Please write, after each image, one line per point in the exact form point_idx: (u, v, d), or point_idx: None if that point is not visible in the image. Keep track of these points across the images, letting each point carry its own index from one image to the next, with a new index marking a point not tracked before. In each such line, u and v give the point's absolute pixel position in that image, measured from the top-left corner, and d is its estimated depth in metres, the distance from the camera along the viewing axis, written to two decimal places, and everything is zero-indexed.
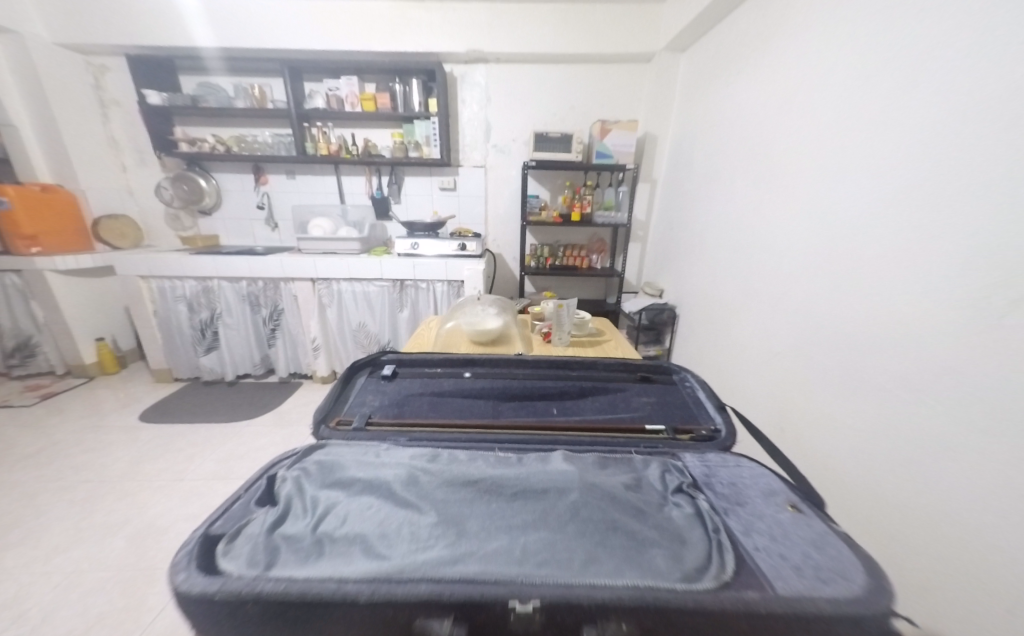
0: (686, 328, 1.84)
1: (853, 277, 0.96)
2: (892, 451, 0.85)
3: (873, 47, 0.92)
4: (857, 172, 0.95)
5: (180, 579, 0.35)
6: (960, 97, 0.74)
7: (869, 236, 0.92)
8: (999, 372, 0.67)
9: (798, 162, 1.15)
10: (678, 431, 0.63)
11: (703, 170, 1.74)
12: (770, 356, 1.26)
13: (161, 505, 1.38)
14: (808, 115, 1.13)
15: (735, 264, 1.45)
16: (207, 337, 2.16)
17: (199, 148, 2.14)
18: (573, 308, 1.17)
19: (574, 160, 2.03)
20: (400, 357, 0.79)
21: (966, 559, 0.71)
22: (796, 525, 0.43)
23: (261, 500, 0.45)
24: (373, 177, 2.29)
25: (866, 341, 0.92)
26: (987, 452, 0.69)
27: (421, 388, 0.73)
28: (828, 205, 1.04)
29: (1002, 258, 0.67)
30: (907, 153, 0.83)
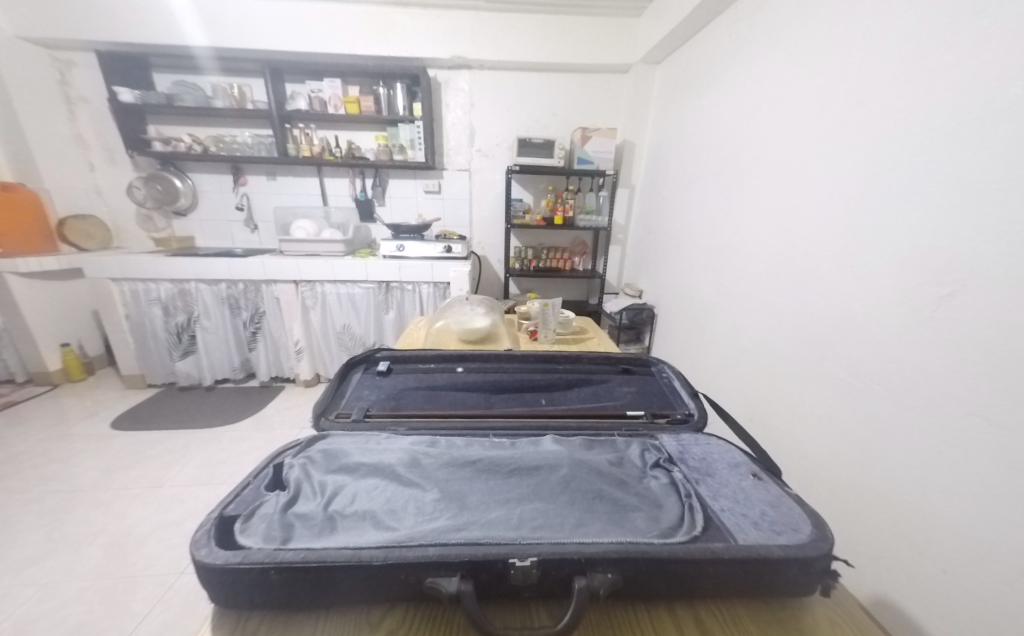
0: (664, 326, 1.93)
1: (812, 275, 1.05)
2: (848, 435, 0.93)
3: (827, 69, 1.02)
4: (814, 180, 1.05)
5: (203, 553, 0.37)
6: (897, 115, 0.85)
7: (825, 238, 1.01)
8: (933, 356, 0.77)
9: (763, 171, 1.25)
10: (657, 416, 0.68)
11: (678, 176, 1.83)
12: (740, 351, 1.34)
13: (140, 513, 1.35)
14: (771, 128, 1.22)
15: (708, 265, 1.55)
16: (183, 341, 2.09)
17: (175, 147, 2.09)
18: (558, 307, 1.22)
19: (556, 165, 2.10)
20: (394, 354, 0.82)
21: (912, 527, 0.79)
22: (757, 489, 0.48)
23: (271, 484, 0.48)
24: (357, 179, 2.29)
25: (823, 334, 1.01)
26: (925, 428, 0.78)
27: (415, 382, 0.76)
28: (790, 212, 1.13)
29: (934, 256, 0.77)
30: (855, 164, 0.94)
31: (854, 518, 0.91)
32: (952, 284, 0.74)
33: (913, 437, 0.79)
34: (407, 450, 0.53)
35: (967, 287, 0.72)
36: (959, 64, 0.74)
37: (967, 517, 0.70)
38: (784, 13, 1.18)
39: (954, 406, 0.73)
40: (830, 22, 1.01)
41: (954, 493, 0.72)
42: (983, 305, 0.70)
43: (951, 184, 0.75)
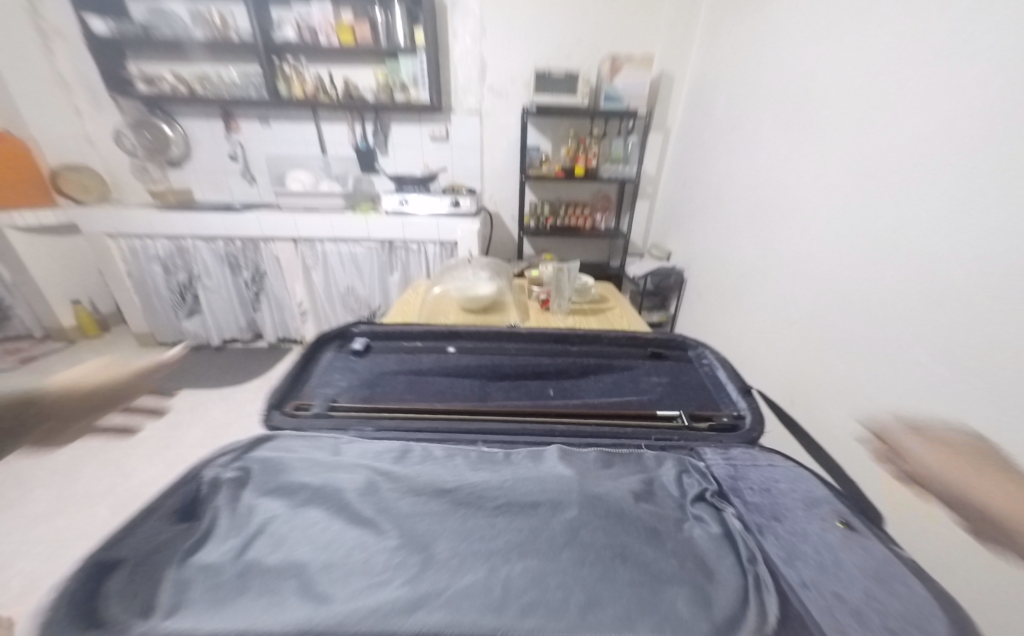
0: (695, 293, 1.73)
1: (880, 223, 0.79)
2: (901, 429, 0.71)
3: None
4: (906, 86, 0.76)
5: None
6: None
7: (908, 171, 0.74)
8: None
9: (838, 86, 0.95)
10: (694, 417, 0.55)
11: (726, 113, 1.54)
12: (779, 326, 1.14)
13: (146, 474, 1.34)
14: (855, 24, 0.90)
15: (754, 219, 1.29)
16: (187, 300, 2.04)
17: (159, 88, 1.91)
18: (575, 273, 1.06)
19: (579, 104, 1.81)
20: (373, 329, 0.69)
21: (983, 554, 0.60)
22: (846, 545, 0.36)
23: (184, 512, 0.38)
24: (357, 124, 2.07)
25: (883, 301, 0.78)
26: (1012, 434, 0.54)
27: (397, 365, 0.64)
28: (859, 146, 0.87)
29: None
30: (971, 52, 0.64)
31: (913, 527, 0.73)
32: None
33: None
34: (370, 465, 0.42)
35: None
36: None
37: None
38: None
39: None
40: None
41: None
42: None
43: None
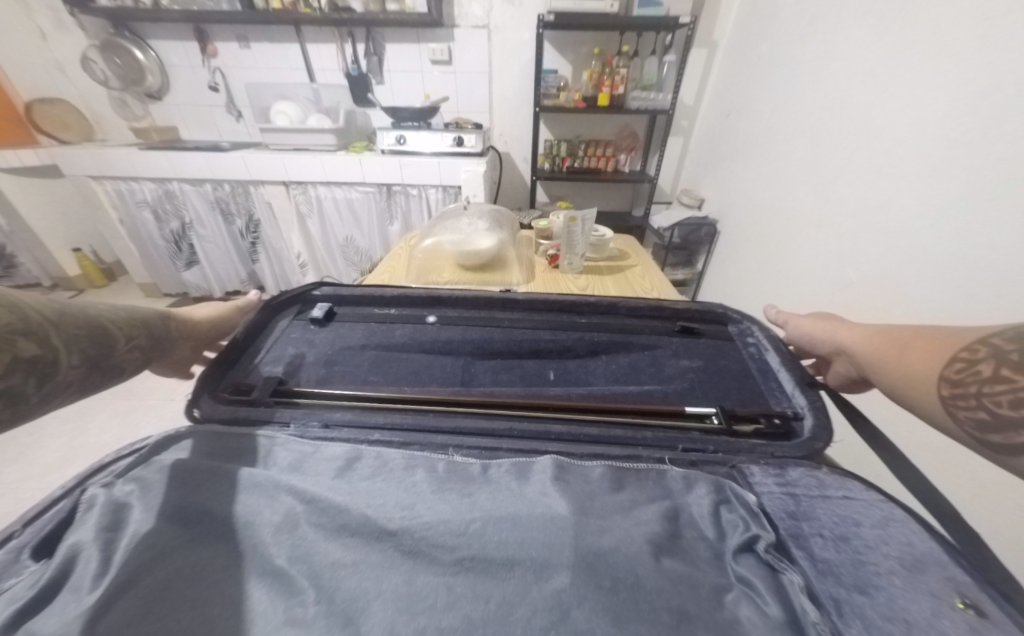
0: (727, 249, 1.54)
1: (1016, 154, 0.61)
2: None
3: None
4: None
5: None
6: None
7: None
8: None
9: None
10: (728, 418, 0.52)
11: (790, 19, 1.23)
12: (819, 282, 1.01)
13: (151, 427, 1.34)
14: None
15: (819, 134, 1.04)
16: (184, 250, 1.95)
17: (120, 0, 1.66)
18: (590, 224, 0.88)
19: (607, 12, 1.49)
20: (334, 296, 0.72)
21: None
22: (951, 620, 0.31)
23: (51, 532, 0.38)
24: (346, 44, 1.80)
25: (953, 298, 0.69)
26: None
27: (364, 338, 0.66)
28: (959, 101, 0.70)
29: None
30: None
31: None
32: None
33: None
34: (379, 505, 0.41)
35: None
36: None
37: None
38: None
39: None
40: None
41: None
42: None
43: None
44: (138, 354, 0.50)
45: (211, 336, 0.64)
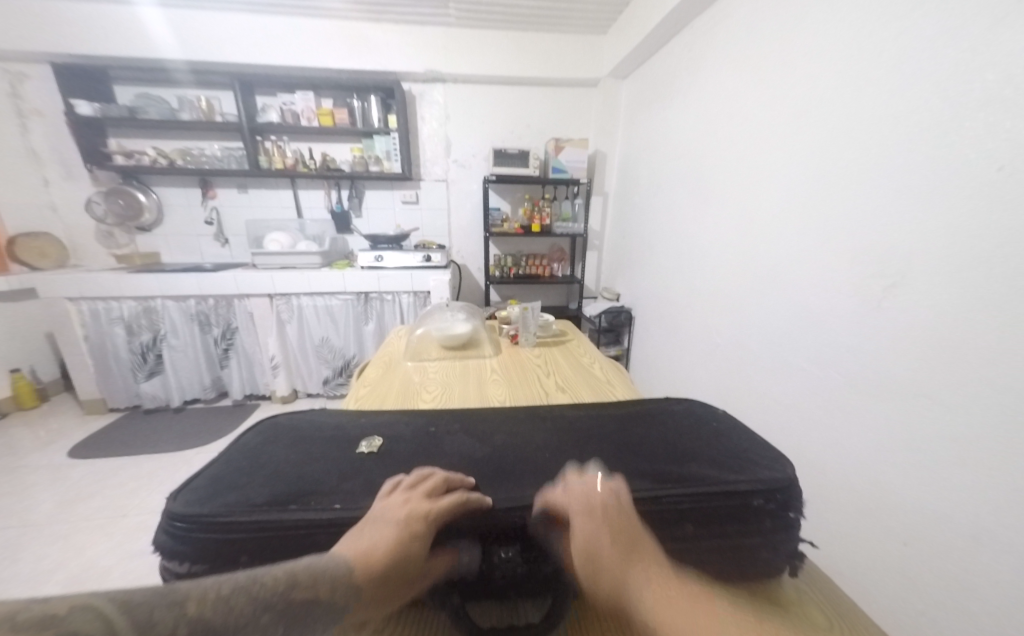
0: (643, 327, 2.00)
1: (786, 271, 1.09)
2: (830, 407, 0.94)
3: (789, 64, 1.08)
4: (831, 154, 0.95)
5: (159, 542, 0.41)
6: (885, 113, 0.83)
7: (821, 232, 0.98)
8: (873, 341, 0.85)
9: (772, 133, 1.14)
10: (800, 512, 0.46)
11: (649, 182, 1.93)
12: (708, 342, 1.45)
13: (101, 546, 1.24)
14: (794, 78, 1.06)
15: (690, 243, 1.57)
16: (149, 361, 1.98)
17: (139, 161, 2.02)
18: (537, 312, 1.25)
19: (532, 175, 2.15)
20: (221, 512, 0.40)
21: (908, 516, 0.77)
22: None
23: (243, 473, 0.47)
24: (332, 191, 2.28)
25: (829, 313, 0.95)
26: (905, 417, 0.78)
27: (328, 500, 0.43)
28: (787, 192, 1.09)
29: (869, 258, 0.86)
30: (879, 148, 0.84)
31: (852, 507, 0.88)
32: (888, 278, 0.82)
33: (872, 416, 0.84)
34: None
35: (906, 274, 0.79)
36: (911, 63, 0.78)
37: (951, 499, 0.70)
38: (739, 28, 1.28)
39: (895, 387, 0.80)
40: (782, 35, 1.10)
41: (904, 467, 0.78)
42: (913, 291, 0.77)
43: (906, 202, 0.79)
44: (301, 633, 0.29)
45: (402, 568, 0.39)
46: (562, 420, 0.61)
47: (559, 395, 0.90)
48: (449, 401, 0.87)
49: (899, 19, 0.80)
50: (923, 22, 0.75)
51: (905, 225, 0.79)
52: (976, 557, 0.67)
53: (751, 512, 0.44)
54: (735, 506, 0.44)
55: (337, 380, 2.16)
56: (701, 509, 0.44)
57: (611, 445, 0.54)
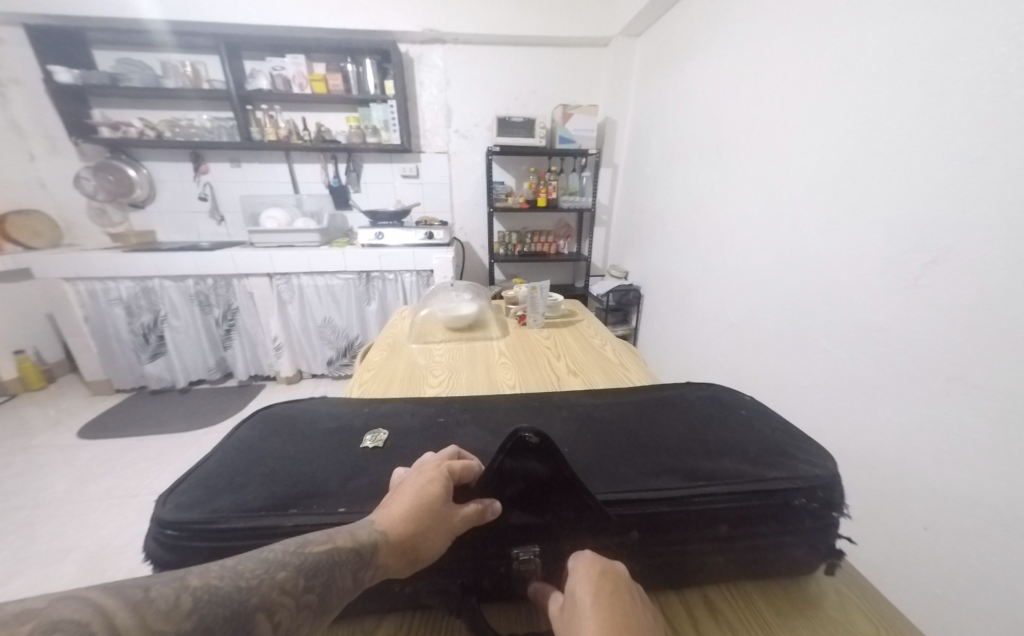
0: (652, 306, 1.95)
1: (813, 248, 1.02)
2: (855, 392, 0.91)
3: (828, 11, 0.96)
4: (872, 115, 0.86)
5: (152, 551, 0.38)
6: (939, 67, 0.74)
7: (857, 203, 0.91)
8: (905, 321, 0.80)
9: (803, 94, 1.05)
10: (843, 509, 0.42)
11: (662, 152, 1.83)
12: (724, 322, 1.40)
13: (115, 524, 1.25)
14: (830, 32, 0.96)
15: (705, 218, 1.50)
16: (151, 342, 1.96)
17: (125, 133, 1.93)
18: (546, 291, 1.21)
19: (537, 145, 2.04)
20: (217, 520, 0.37)
21: (935, 502, 0.74)
22: None
23: (239, 473, 0.44)
24: (329, 164, 2.18)
25: (861, 291, 0.89)
26: (936, 402, 0.74)
27: (332, 500, 0.40)
28: (819, 158, 1.00)
29: (910, 229, 0.79)
30: (931, 105, 0.75)
31: (872, 494, 0.86)
32: (930, 253, 0.76)
33: (902, 399, 0.80)
34: None
35: (949, 249, 0.73)
36: (974, 7, 0.69)
37: (983, 488, 0.67)
38: None
39: (928, 370, 0.76)
40: None
41: (933, 451, 0.75)
42: (957, 267, 0.72)
43: (958, 167, 0.71)
44: (319, 615, 0.28)
45: (424, 537, 0.36)
46: (580, 409, 0.57)
47: (571, 379, 0.87)
48: (457, 387, 0.84)
49: None
50: None
51: (955, 193, 0.72)
52: (1003, 542, 0.65)
53: (790, 511, 0.41)
54: (773, 506, 0.41)
55: (341, 361, 2.15)
56: (738, 509, 0.40)
57: (634, 437, 0.50)
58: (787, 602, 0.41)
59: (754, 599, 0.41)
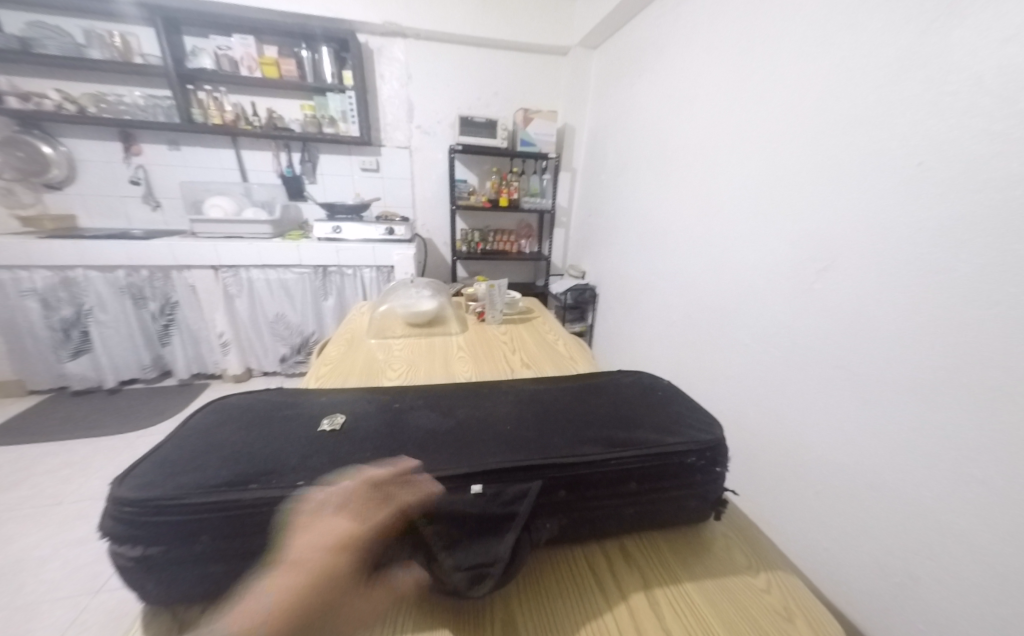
0: (606, 305, 2.07)
1: (736, 254, 1.17)
2: (767, 380, 1.05)
3: (748, 48, 1.10)
4: (780, 140, 1.01)
5: (111, 527, 0.40)
6: (831, 105, 0.88)
7: (769, 217, 1.05)
8: (803, 319, 0.95)
9: (729, 118, 1.18)
10: (725, 466, 0.53)
11: (616, 160, 1.94)
12: (667, 319, 1.54)
13: (34, 536, 1.15)
14: (750, 65, 1.10)
15: (651, 224, 1.63)
16: (73, 338, 1.78)
17: (39, 105, 1.73)
18: (504, 289, 1.26)
19: (499, 146, 2.08)
20: (179, 495, 0.39)
21: (817, 469, 0.91)
22: None
23: (198, 454, 0.45)
24: (282, 153, 2.09)
25: (771, 293, 1.04)
26: (825, 389, 0.90)
27: (292, 474, 0.43)
28: (741, 175, 1.14)
29: (808, 240, 0.94)
30: (823, 137, 0.89)
31: (776, 465, 1.02)
32: (820, 262, 0.91)
33: (800, 385, 0.96)
34: None
35: (833, 258, 0.88)
36: (851, 59, 0.83)
37: (847, 451, 0.85)
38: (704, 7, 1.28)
39: (819, 361, 0.91)
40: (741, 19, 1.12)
41: (820, 427, 0.90)
42: (843, 272, 0.86)
43: (840, 189, 0.86)
44: None
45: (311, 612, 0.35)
46: (522, 393, 0.63)
47: (523, 370, 0.94)
48: (415, 378, 0.88)
49: (846, 14, 0.84)
50: (866, 21, 0.80)
51: (844, 209, 0.85)
52: (867, 497, 0.80)
53: (685, 468, 0.50)
54: (672, 464, 0.49)
55: (295, 358, 2.07)
56: (643, 467, 0.49)
57: (567, 414, 0.57)
58: (683, 543, 0.52)
59: (658, 544, 0.52)
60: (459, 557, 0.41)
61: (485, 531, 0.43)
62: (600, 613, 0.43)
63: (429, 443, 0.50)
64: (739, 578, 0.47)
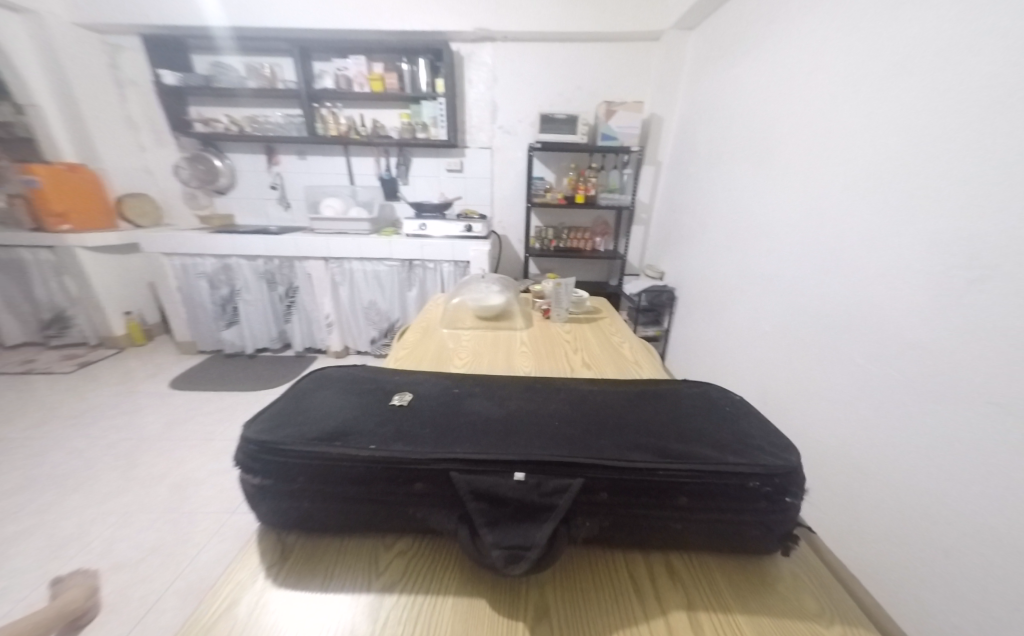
0: (686, 309, 1.92)
1: (851, 258, 0.99)
2: (881, 410, 0.88)
3: (887, 10, 0.92)
4: (925, 119, 0.82)
5: (238, 458, 0.51)
6: (1005, 72, 0.69)
7: (901, 213, 0.86)
8: (941, 341, 0.77)
9: (854, 96, 1.00)
10: (800, 497, 0.46)
11: (708, 151, 1.77)
12: (756, 329, 1.38)
13: (196, 461, 1.51)
14: (887, 32, 0.92)
15: (745, 222, 1.46)
16: (227, 312, 2.25)
17: (214, 128, 2.21)
18: (571, 288, 1.26)
19: (579, 142, 2.05)
20: (282, 441, 0.49)
21: (948, 527, 0.73)
22: None
23: (299, 412, 0.55)
24: (382, 158, 2.35)
25: (896, 307, 0.86)
26: (965, 430, 0.72)
27: (363, 438, 0.50)
28: (866, 164, 0.96)
29: (959, 243, 0.75)
30: (991, 111, 0.71)
31: (886, 513, 0.85)
32: (975, 272, 0.73)
33: (930, 422, 0.78)
34: None
35: (995, 267, 0.69)
36: None
37: (994, 510, 0.67)
38: None
39: (960, 394, 0.73)
40: None
41: (957, 476, 0.73)
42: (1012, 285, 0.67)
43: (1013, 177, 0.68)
44: None
45: None
46: (576, 393, 0.64)
47: (583, 369, 0.93)
48: (478, 367, 0.93)
49: None
50: None
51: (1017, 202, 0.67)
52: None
53: (746, 492, 0.45)
54: (731, 485, 0.45)
55: (382, 341, 2.34)
56: (696, 483, 0.46)
57: (619, 418, 0.56)
58: (741, 572, 0.47)
59: (710, 568, 0.48)
60: (497, 535, 0.44)
61: (524, 517, 0.45)
62: (635, 622, 0.42)
63: (480, 427, 0.53)
64: (805, 624, 0.41)
